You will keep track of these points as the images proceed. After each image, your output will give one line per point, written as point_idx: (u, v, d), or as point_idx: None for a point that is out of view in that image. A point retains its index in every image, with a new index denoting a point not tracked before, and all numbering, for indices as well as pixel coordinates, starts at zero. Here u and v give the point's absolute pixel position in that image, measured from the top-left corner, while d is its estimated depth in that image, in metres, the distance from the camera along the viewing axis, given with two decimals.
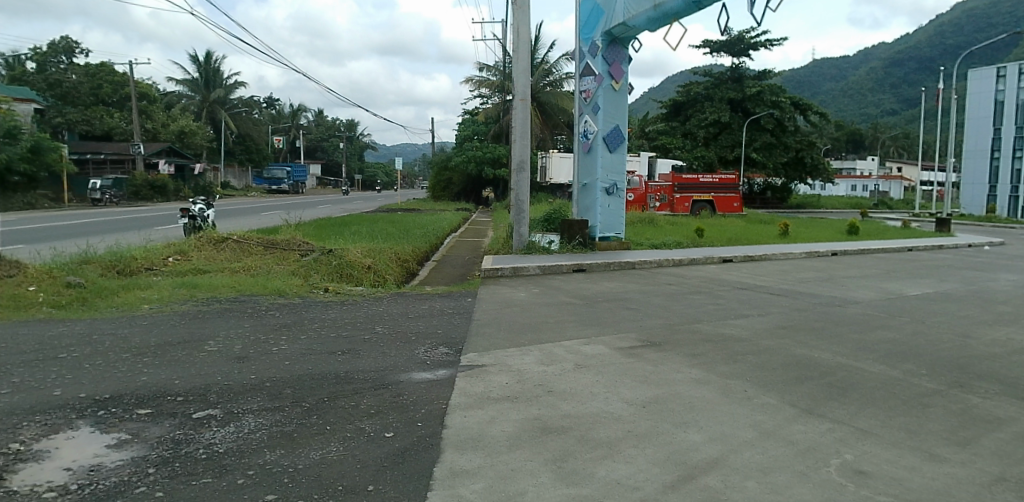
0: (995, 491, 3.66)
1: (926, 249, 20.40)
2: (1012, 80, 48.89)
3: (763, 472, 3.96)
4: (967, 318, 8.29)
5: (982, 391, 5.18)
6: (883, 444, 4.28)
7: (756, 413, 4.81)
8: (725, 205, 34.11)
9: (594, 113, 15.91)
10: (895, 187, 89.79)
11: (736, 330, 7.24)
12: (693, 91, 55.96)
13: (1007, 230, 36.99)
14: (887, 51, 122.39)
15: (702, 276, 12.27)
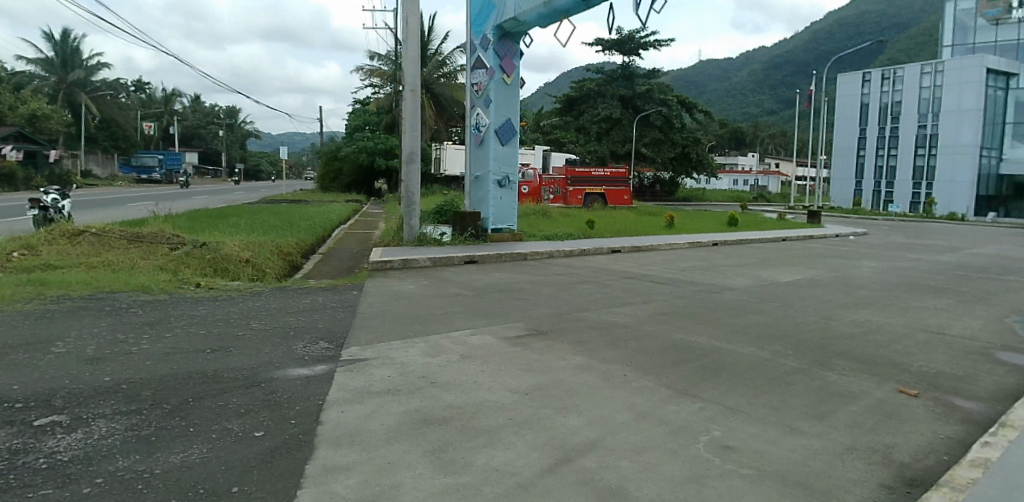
0: (845, 459, 4.24)
1: (798, 239, 22.00)
2: (875, 84, 53.43)
3: (637, 452, 4.23)
4: (831, 300, 8.96)
5: (839, 369, 5.71)
6: (750, 421, 4.67)
7: (634, 395, 5.00)
8: (617, 199, 34.59)
9: (486, 106, 16.09)
10: (773, 181, 94.03)
11: (620, 317, 7.44)
12: (586, 87, 57.23)
13: (872, 221, 40.34)
14: (766, 54, 130.54)
15: (592, 266, 12.60)
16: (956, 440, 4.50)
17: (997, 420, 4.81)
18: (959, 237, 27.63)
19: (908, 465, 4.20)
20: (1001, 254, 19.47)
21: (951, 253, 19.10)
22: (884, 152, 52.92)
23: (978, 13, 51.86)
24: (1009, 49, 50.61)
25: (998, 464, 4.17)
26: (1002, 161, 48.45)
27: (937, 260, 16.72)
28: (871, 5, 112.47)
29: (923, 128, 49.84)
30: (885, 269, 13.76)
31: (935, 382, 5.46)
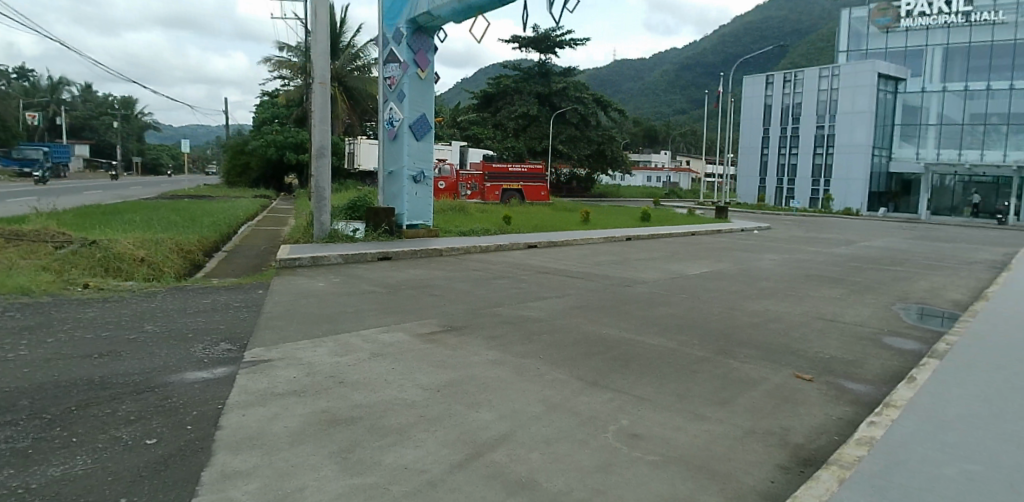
0: (745, 443, 4.45)
1: (706, 233, 23.05)
2: (777, 86, 56.56)
3: (547, 443, 4.26)
4: (737, 292, 9.37)
5: (740, 357, 5.99)
6: (657, 409, 4.83)
7: (546, 388, 5.05)
8: (534, 195, 35.32)
9: (399, 101, 16.01)
10: (684, 178, 95.17)
11: (533, 311, 7.51)
12: (503, 84, 57.60)
13: (776, 217, 42.51)
14: (678, 56, 135.44)
15: (508, 261, 12.70)
16: (847, 420, 4.82)
17: (880, 401, 5.21)
18: (850, 231, 29.81)
19: (802, 445, 4.47)
20: (887, 246, 21.13)
21: (844, 245, 20.55)
22: (785, 150, 56.24)
23: (870, 21, 52.90)
24: (898, 56, 51.73)
25: (882, 441, 4.50)
26: (891, 159, 52.30)
27: (832, 252, 17.94)
28: (775, 12, 119.11)
29: (822, 128, 53.09)
30: (785, 261, 14.64)
31: (829, 367, 5.85)
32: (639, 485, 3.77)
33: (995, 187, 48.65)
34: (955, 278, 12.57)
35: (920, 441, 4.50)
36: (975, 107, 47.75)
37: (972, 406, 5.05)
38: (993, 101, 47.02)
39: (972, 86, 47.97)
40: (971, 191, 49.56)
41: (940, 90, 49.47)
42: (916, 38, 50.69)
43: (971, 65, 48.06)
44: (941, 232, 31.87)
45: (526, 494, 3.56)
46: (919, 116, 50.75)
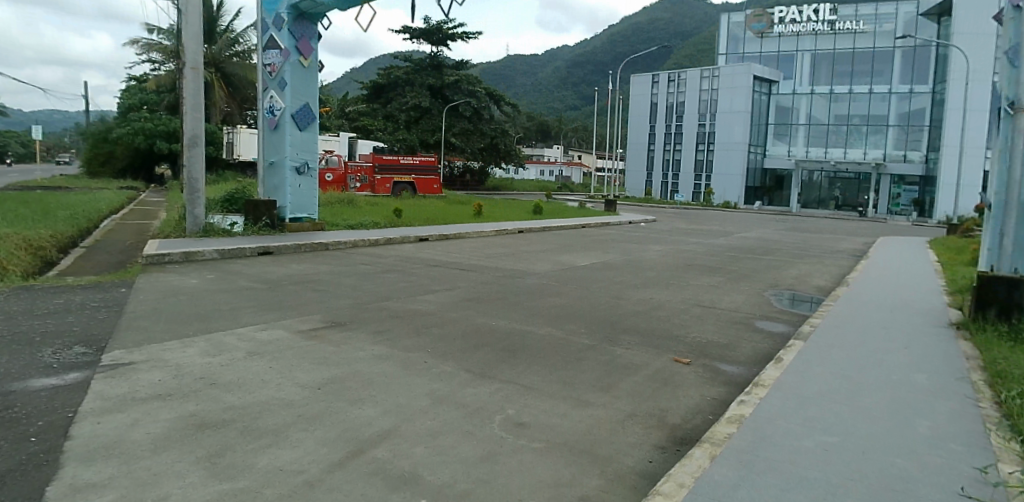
0: (628, 426, 4.62)
1: (597, 225, 23.95)
2: (662, 86, 59.27)
3: (432, 436, 4.21)
4: (624, 282, 9.78)
5: (623, 344, 6.26)
6: (544, 397, 4.93)
7: (433, 381, 5.03)
8: (426, 188, 34.92)
9: (281, 89, 15.59)
10: (576, 173, 97.98)
11: (422, 304, 7.50)
12: (393, 74, 56.89)
13: (661, 210, 44.57)
14: (569, 52, 138.71)
15: (399, 254, 12.61)
16: (720, 400, 5.12)
17: (750, 381, 5.58)
18: (729, 222, 31.86)
19: (680, 425, 4.71)
20: (760, 237, 22.70)
21: (722, 237, 21.92)
22: (669, 147, 59.20)
23: (747, 26, 56.51)
24: (771, 60, 55.66)
25: (751, 418, 4.79)
26: (766, 156, 56.36)
27: (711, 242, 19.08)
28: (659, 13, 124.67)
29: (704, 126, 56.24)
30: (669, 251, 15.41)
31: (705, 351, 6.21)
32: (524, 473, 3.80)
33: (856, 183, 53.13)
34: (820, 265, 13.73)
35: (783, 415, 4.85)
36: (839, 109, 52.24)
37: (828, 381, 5.50)
38: (855, 104, 51.56)
39: (836, 89, 52.46)
40: (835, 187, 54.17)
41: (808, 92, 53.73)
42: (788, 43, 54.78)
43: (836, 69, 52.44)
44: (809, 224, 34.61)
45: (409, 490, 3.48)
46: (790, 116, 54.91)
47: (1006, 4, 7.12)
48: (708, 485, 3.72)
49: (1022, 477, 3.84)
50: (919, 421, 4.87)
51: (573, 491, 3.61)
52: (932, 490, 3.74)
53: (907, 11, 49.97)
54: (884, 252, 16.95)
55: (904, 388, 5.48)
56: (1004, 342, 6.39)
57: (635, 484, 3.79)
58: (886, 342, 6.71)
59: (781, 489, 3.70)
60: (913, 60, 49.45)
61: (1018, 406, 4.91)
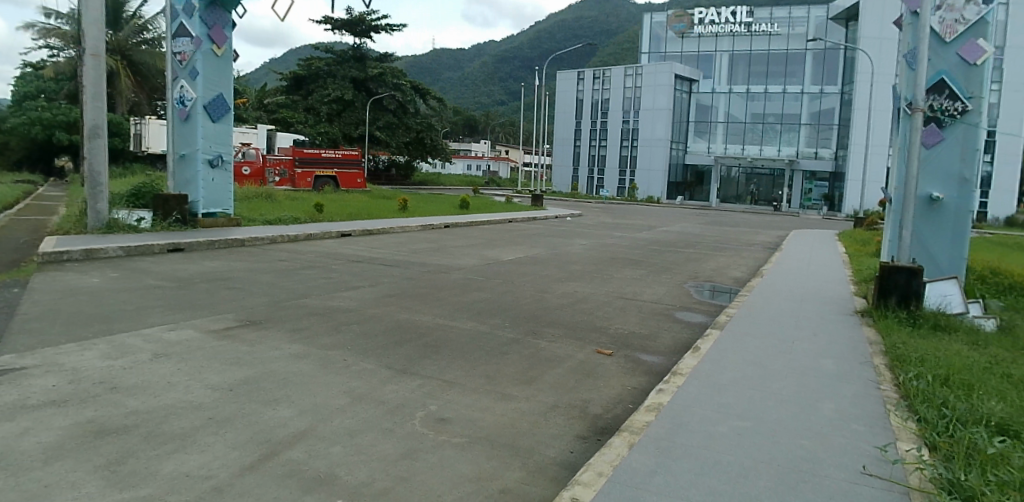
0: (549, 418, 4.69)
1: (523, 220, 24.17)
2: (588, 83, 60.18)
3: (350, 435, 4.14)
4: (548, 276, 9.96)
5: (544, 337, 6.37)
6: (465, 392, 4.94)
7: (352, 379, 4.95)
8: (350, 182, 34.62)
9: (192, 79, 15.12)
10: (503, 167, 98.34)
11: (342, 301, 7.42)
12: (314, 66, 55.20)
13: (586, 204, 45.30)
14: (496, 48, 138.78)
15: (321, 250, 12.39)
16: (640, 389, 5.26)
17: (668, 370, 5.77)
18: (652, 217, 32.84)
19: (601, 414, 4.80)
20: (682, 230, 23.48)
21: (644, 231, 22.58)
22: (594, 143, 60.41)
23: (669, 25, 58.02)
24: (691, 59, 57.24)
25: (668, 406, 4.93)
26: (687, 153, 58.15)
27: (635, 236, 19.56)
28: (586, 10, 126.33)
29: (627, 123, 57.63)
30: (594, 245, 15.72)
31: (626, 342, 6.39)
32: (443, 468, 3.78)
33: (771, 178, 56.50)
34: (737, 258, 14.32)
35: (698, 403, 5.01)
36: (755, 108, 54.63)
37: (741, 368, 5.74)
38: (770, 103, 54.07)
39: (753, 88, 54.73)
40: (751, 182, 57.59)
41: (727, 91, 55.82)
42: (706, 44, 56.62)
43: (752, 70, 54.78)
44: (727, 218, 36.02)
45: (323, 490, 3.38)
46: (709, 114, 56.90)
47: (905, 12, 7.79)
48: (627, 472, 3.81)
49: (916, 453, 4.14)
50: (825, 402, 5.17)
51: (494, 484, 3.63)
52: (836, 469, 3.97)
53: (818, 16, 52.94)
54: (796, 245, 17.81)
55: (813, 373, 5.80)
56: (900, 328, 6.88)
57: (556, 475, 3.83)
58: (797, 330, 7.09)
59: (696, 474, 3.83)
60: (823, 62, 52.24)
61: (914, 388, 5.29)
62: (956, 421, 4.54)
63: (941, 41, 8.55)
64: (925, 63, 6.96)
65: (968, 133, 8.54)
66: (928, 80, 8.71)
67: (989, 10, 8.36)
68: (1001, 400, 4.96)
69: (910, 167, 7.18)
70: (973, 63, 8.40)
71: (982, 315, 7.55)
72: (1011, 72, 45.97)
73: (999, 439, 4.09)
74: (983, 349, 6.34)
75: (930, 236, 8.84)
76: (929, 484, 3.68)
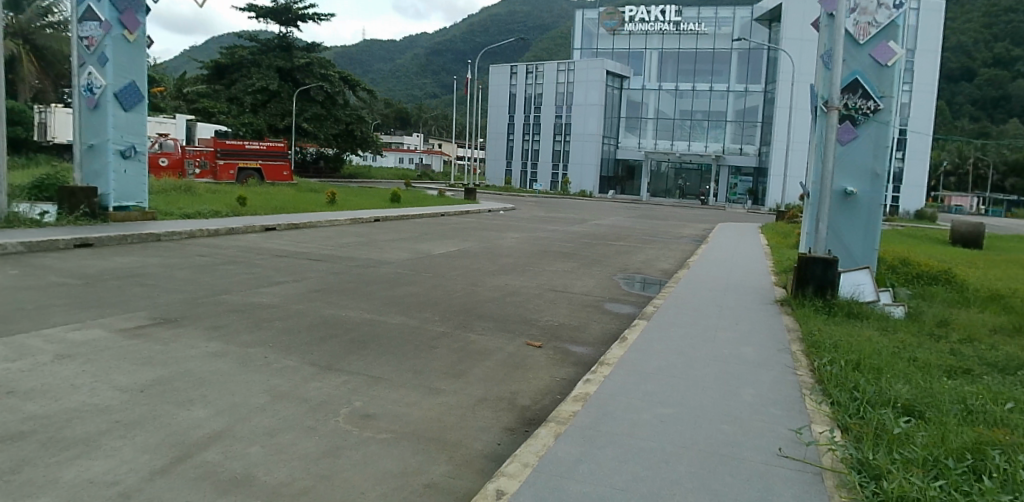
0: (477, 410, 4.70)
1: (456, 214, 24.17)
2: (521, 77, 60.37)
3: (270, 435, 4.02)
4: (479, 270, 10.01)
5: (471, 330, 6.43)
6: (392, 387, 4.90)
7: (273, 377, 4.84)
8: (274, 174, 33.90)
9: (101, 65, 14.42)
10: (436, 160, 97.62)
11: (265, 297, 7.26)
12: (238, 54, 53.99)
13: (518, 198, 45.51)
14: (429, 40, 137.33)
15: (245, 245, 12.04)
16: (568, 380, 5.35)
17: (596, 361, 5.89)
18: (584, 210, 33.43)
19: (529, 407, 4.84)
20: (613, 224, 23.98)
21: (576, 224, 22.92)
22: (527, 137, 60.89)
23: (600, 22, 58.73)
24: (622, 56, 58.30)
25: (594, 395, 5.03)
26: (618, 148, 59.16)
27: (566, 229, 19.86)
28: (518, 5, 126.64)
29: (560, 118, 58.31)
30: (526, 239, 15.87)
31: (555, 334, 6.51)
32: (367, 465, 3.73)
33: (699, 173, 58.23)
34: (665, 249, 14.78)
35: (623, 392, 5.14)
36: (684, 105, 56.29)
37: (667, 357, 5.92)
38: (697, 100, 55.80)
39: (681, 86, 56.35)
40: (680, 177, 59.16)
41: (656, 88, 57.25)
42: (637, 42, 57.78)
43: (680, 68, 56.35)
44: (656, 212, 36.96)
45: (240, 491, 3.26)
46: (640, 110, 58.18)
47: (823, 14, 8.17)
48: (552, 462, 3.86)
49: (828, 434, 4.38)
50: (745, 388, 5.38)
51: (418, 479, 3.60)
52: (755, 452, 4.14)
53: (743, 17, 54.84)
54: (723, 238, 18.43)
55: (735, 360, 6.03)
56: (817, 316, 7.24)
57: (482, 467, 3.84)
58: (719, 319, 7.35)
59: (620, 461, 3.91)
60: (748, 62, 54.27)
61: (828, 372, 5.59)
62: (867, 403, 4.83)
63: (856, 42, 9.02)
64: (840, 64, 7.32)
65: (879, 131, 9.05)
66: (844, 79, 9.17)
67: (899, 15, 8.87)
68: (906, 383, 5.29)
69: (827, 162, 7.55)
70: (885, 64, 8.90)
71: (891, 303, 8.04)
72: (920, 74, 48.93)
73: (903, 420, 4.37)
74: (891, 335, 6.77)
75: (847, 228, 9.30)
76: (840, 464, 3.91)
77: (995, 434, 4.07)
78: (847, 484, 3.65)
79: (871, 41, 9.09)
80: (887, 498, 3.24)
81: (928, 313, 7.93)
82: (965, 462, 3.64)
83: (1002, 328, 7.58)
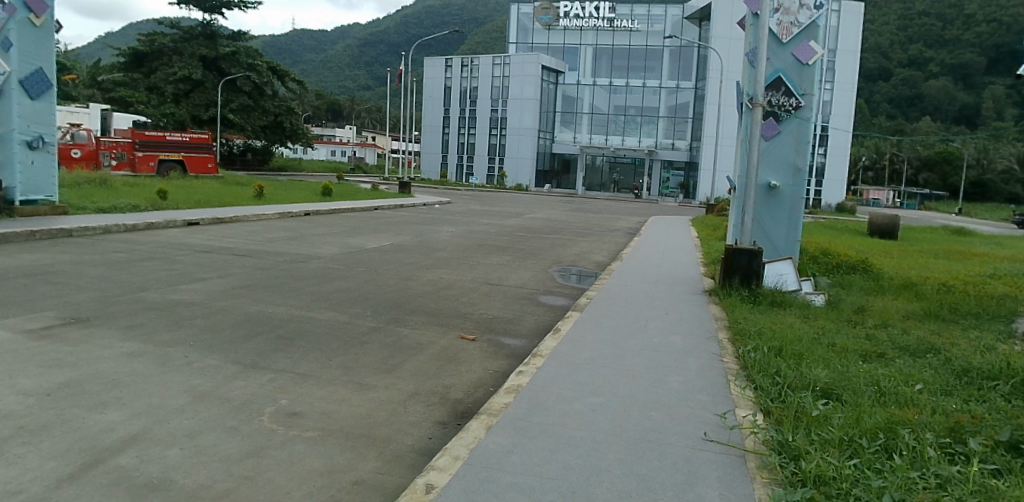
0: (408, 405, 4.70)
1: (390, 207, 23.98)
2: (456, 70, 60.35)
3: (190, 436, 3.89)
4: (413, 263, 10.00)
5: (404, 325, 6.46)
6: (320, 384, 4.86)
7: (193, 377, 4.71)
8: (198, 166, 32.51)
9: (3, 50, 13.51)
10: (370, 153, 96.02)
11: (186, 295, 7.04)
12: (158, 42, 51.85)
13: (453, 192, 45.32)
14: (361, 31, 134.76)
15: (166, 240, 11.58)
16: (500, 373, 5.42)
17: (529, 353, 5.98)
18: (520, 204, 33.71)
19: (461, 400, 4.86)
20: (547, 217, 24.29)
21: (510, 217, 23.10)
22: (463, 131, 60.74)
23: (535, 17, 58.72)
24: (558, 51, 58.73)
25: (526, 387, 5.10)
26: (554, 142, 59.90)
27: (502, 223, 19.99)
28: None
29: (496, 111, 58.52)
30: (460, 232, 15.90)
31: (487, 327, 6.60)
32: (294, 464, 3.66)
33: (633, 167, 60.26)
34: (598, 243, 15.09)
35: (555, 382, 5.23)
36: (618, 100, 57.26)
37: (597, 347, 6.07)
38: (631, 96, 56.89)
39: (615, 82, 57.24)
40: (614, 171, 60.93)
41: (591, 83, 57.99)
42: (572, 37, 58.27)
43: (614, 64, 57.27)
44: (590, 205, 37.65)
45: (155, 495, 3.12)
46: (575, 104, 58.92)
47: (748, 13, 8.47)
48: (482, 454, 3.88)
49: (751, 418, 4.57)
50: (673, 376, 5.56)
51: (347, 476, 3.55)
52: (682, 438, 4.29)
53: (675, 14, 56.12)
54: (655, 231, 18.99)
55: (664, 348, 6.23)
56: (742, 305, 7.57)
57: (414, 462, 3.83)
58: (650, 310, 7.58)
59: (552, 450, 3.98)
60: (680, 59, 55.76)
61: (752, 359, 5.84)
62: (787, 387, 5.08)
63: (779, 41, 9.41)
64: (763, 63, 7.62)
65: (800, 127, 9.50)
66: (768, 76, 9.55)
67: (818, 15, 9.31)
68: (823, 366, 5.59)
69: (752, 157, 7.88)
70: (806, 63, 9.33)
71: (812, 291, 8.48)
72: (841, 73, 51.33)
73: (821, 402, 4.61)
74: (811, 322, 7.14)
75: (773, 220, 9.70)
76: (761, 446, 4.10)
77: (905, 413, 4.33)
78: (767, 465, 3.83)
79: (793, 40, 9.49)
80: (806, 477, 3.42)
81: (846, 301, 8.40)
82: (878, 441, 3.86)
83: (911, 313, 8.10)
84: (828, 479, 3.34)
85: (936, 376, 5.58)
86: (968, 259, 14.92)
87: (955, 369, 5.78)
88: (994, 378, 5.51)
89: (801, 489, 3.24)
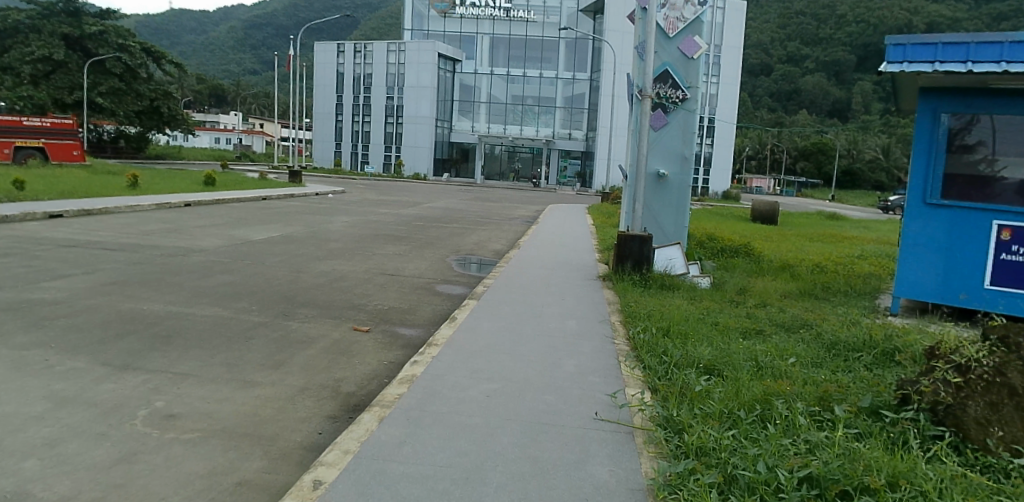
0: (298, 400, 4.63)
1: (279, 197, 23.09)
2: (349, 56, 58.64)
3: (50, 445, 3.63)
4: (307, 255, 9.77)
5: (294, 319, 6.35)
6: (201, 383, 4.69)
7: (56, 381, 4.43)
8: (62, 153, 29.98)
9: None
10: (258, 140, 91.99)
11: (46, 293, 6.51)
12: (12, 18, 46.62)
13: (345, 181, 44.21)
14: (246, 13, 128.20)
15: (21, 234, 10.58)
16: (395, 364, 5.44)
17: (424, 342, 6.04)
18: (418, 193, 33.40)
19: (353, 393, 4.84)
20: (444, 206, 24.22)
21: (407, 206, 22.88)
22: (357, 118, 59.26)
23: (431, 4, 57.86)
24: (455, 40, 58.32)
25: (420, 377, 5.13)
26: (452, 130, 59.68)
27: (399, 212, 19.80)
28: None
29: (392, 99, 57.52)
30: (356, 222, 15.59)
31: (382, 317, 6.61)
32: (170, 467, 3.51)
33: (532, 157, 60.71)
34: (497, 231, 15.25)
35: (449, 370, 5.31)
36: (515, 90, 57.49)
37: (493, 335, 6.22)
38: (528, 86, 57.26)
39: (512, 72, 57.28)
40: (514, 161, 61.20)
41: (488, 73, 57.90)
42: (467, 25, 57.97)
43: (512, 54, 57.29)
44: (487, 194, 38.01)
45: None
46: (473, 93, 58.82)
47: (637, 8, 8.82)
48: (374, 446, 3.87)
49: (638, 396, 4.85)
50: (567, 359, 5.78)
51: (230, 477, 3.46)
52: (576, 419, 4.49)
53: (569, 7, 56.96)
54: (550, 219, 19.43)
55: (558, 333, 6.47)
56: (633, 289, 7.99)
57: (301, 458, 3.78)
58: (546, 297, 7.81)
59: (445, 439, 4.04)
60: (575, 50, 56.71)
61: (641, 340, 6.17)
62: (672, 366, 5.41)
63: (666, 35, 9.89)
64: (652, 55, 7.96)
65: (686, 118, 10.04)
66: (656, 69, 10.01)
67: (702, 11, 9.86)
68: (706, 344, 6.00)
69: (641, 147, 8.25)
70: (691, 57, 9.85)
71: (698, 274, 9.04)
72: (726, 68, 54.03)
73: (703, 378, 4.95)
74: (697, 303, 7.63)
75: (662, 207, 10.22)
76: (647, 422, 4.37)
77: (777, 385, 4.72)
78: (653, 439, 4.11)
79: (678, 35, 10.00)
80: (687, 449, 3.69)
81: (730, 283, 9.03)
82: (754, 412, 4.19)
83: (790, 293, 8.79)
84: (707, 449, 3.61)
85: (807, 349, 6.11)
86: (838, 242, 16.19)
87: (825, 343, 6.36)
88: (857, 350, 6.11)
89: (684, 461, 3.49)
